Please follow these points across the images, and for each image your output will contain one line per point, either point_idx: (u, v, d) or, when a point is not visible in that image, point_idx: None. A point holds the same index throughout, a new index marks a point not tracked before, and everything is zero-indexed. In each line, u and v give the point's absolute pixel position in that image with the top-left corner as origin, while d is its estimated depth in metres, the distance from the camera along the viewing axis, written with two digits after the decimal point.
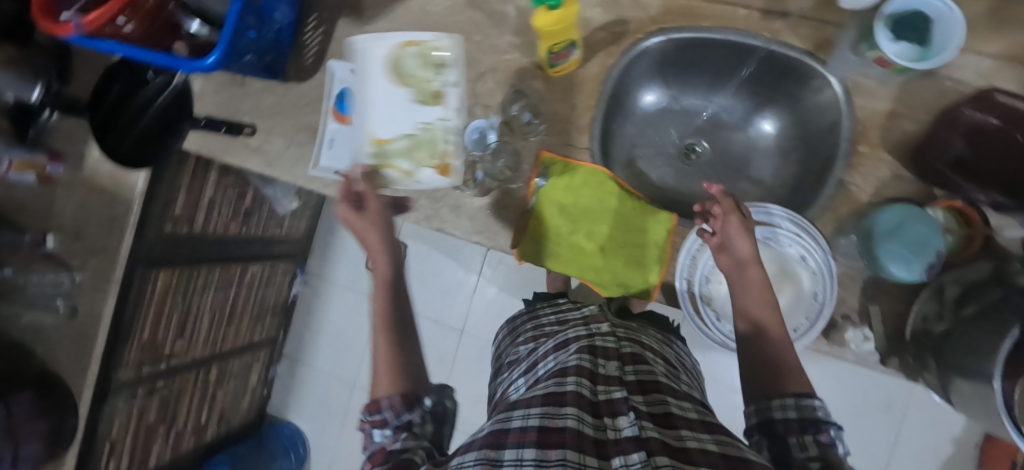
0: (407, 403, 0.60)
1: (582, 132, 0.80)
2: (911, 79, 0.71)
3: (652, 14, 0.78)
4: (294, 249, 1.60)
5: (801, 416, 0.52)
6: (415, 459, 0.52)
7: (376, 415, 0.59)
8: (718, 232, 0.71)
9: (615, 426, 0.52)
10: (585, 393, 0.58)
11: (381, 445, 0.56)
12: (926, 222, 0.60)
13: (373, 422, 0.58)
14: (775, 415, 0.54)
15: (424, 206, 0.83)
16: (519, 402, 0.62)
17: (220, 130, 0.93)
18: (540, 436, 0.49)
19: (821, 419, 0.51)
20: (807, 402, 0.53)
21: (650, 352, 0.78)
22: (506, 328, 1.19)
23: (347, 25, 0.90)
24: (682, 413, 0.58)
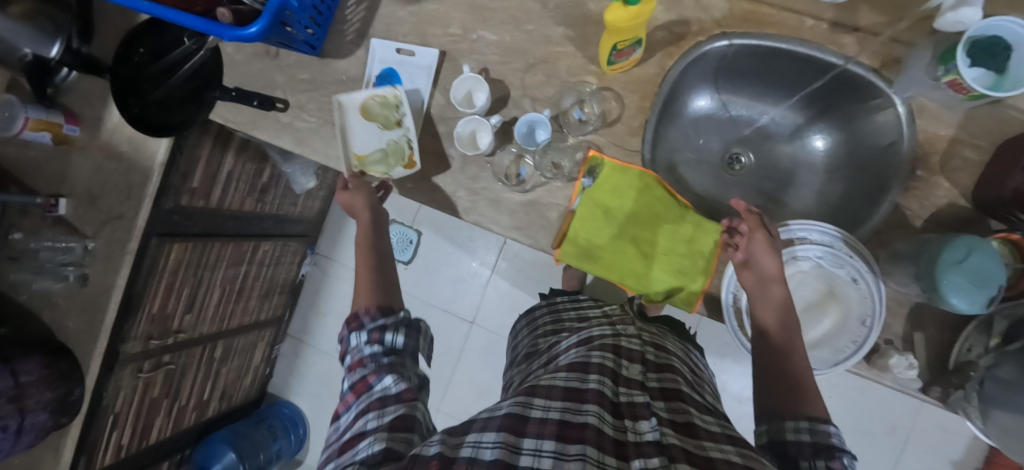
0: (384, 314, 0.69)
1: (632, 134, 0.78)
2: (977, 106, 0.69)
3: (715, 17, 0.75)
4: (306, 229, 1.57)
5: (814, 441, 0.50)
6: (415, 414, 0.55)
7: (356, 323, 0.69)
8: (742, 247, 0.71)
9: (636, 430, 0.51)
10: (607, 392, 0.55)
11: (362, 358, 0.65)
12: (989, 255, 0.59)
13: (351, 328, 0.69)
14: (788, 436, 0.53)
15: (463, 198, 0.81)
16: (540, 387, 0.58)
17: (252, 103, 0.88)
18: (560, 430, 0.47)
19: (835, 446, 0.48)
20: (822, 427, 0.51)
21: (676, 359, 0.74)
22: (521, 319, 1.16)
23: (392, 3, 0.87)
24: (705, 427, 0.54)
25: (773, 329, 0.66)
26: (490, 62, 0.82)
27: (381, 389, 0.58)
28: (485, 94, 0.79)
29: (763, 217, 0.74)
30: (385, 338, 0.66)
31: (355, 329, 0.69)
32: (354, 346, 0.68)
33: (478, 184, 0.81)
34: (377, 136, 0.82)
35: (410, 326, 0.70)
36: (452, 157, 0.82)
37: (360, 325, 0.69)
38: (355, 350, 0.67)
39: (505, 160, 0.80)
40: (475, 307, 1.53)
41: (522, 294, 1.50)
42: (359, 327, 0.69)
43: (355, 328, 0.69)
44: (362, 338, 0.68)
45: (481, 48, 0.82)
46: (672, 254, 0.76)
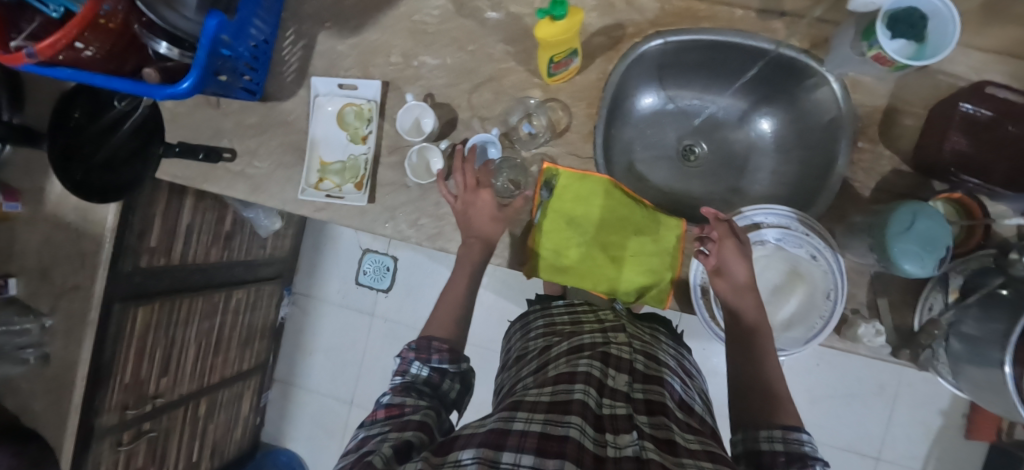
0: (452, 359, 0.67)
1: (586, 140, 0.78)
2: (906, 75, 0.73)
3: (649, 17, 0.77)
4: (281, 269, 1.54)
5: (788, 450, 0.52)
6: (428, 422, 0.56)
7: (425, 352, 0.67)
8: (713, 254, 0.70)
9: (616, 443, 0.52)
10: (590, 403, 0.57)
11: (404, 403, 0.59)
12: (932, 217, 0.61)
13: (419, 355, 0.66)
14: (762, 446, 0.54)
15: (427, 225, 0.81)
16: (524, 402, 0.60)
17: (198, 157, 0.87)
18: (540, 444, 0.49)
19: (807, 455, 0.51)
20: (793, 436, 0.53)
21: (667, 368, 0.75)
22: (517, 323, 1.13)
23: (330, 39, 0.86)
24: (685, 443, 0.54)
25: (744, 310, 0.68)
26: (436, 86, 0.82)
27: (413, 407, 0.58)
28: (432, 119, 0.79)
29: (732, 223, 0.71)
30: (441, 384, 0.65)
31: (422, 359, 0.66)
32: (410, 374, 0.65)
33: (441, 210, 0.80)
34: (343, 147, 0.84)
35: (465, 378, 0.69)
36: (410, 186, 0.81)
37: (428, 359, 0.66)
38: (405, 378, 0.64)
39: None
40: None
41: (507, 306, 1.50)
42: (425, 360, 0.66)
43: (421, 358, 0.66)
44: (421, 374, 0.65)
45: (425, 73, 0.82)
46: (640, 255, 0.77)
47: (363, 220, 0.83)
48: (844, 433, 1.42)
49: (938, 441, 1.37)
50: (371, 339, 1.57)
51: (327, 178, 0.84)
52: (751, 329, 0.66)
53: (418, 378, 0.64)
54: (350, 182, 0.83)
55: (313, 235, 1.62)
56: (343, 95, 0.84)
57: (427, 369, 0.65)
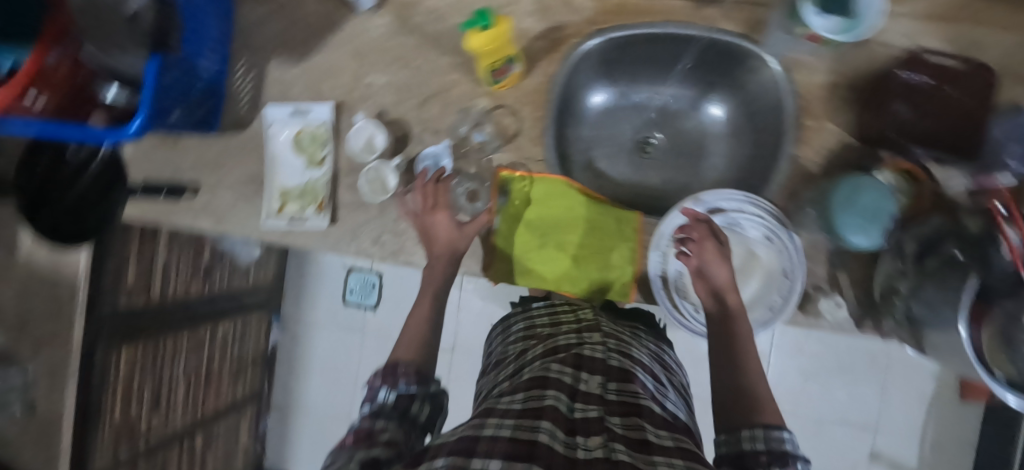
0: (420, 381, 0.63)
1: (536, 143, 0.79)
2: (843, 49, 0.74)
3: (587, 16, 0.78)
4: (266, 297, 1.55)
5: (769, 449, 0.52)
6: (397, 441, 0.52)
7: (391, 378, 0.62)
8: (694, 254, 0.71)
9: (586, 445, 0.51)
10: (561, 407, 0.57)
11: (370, 427, 0.54)
12: (875, 189, 0.61)
13: (384, 381, 0.61)
14: (745, 446, 0.54)
15: (389, 241, 0.82)
16: (496, 409, 0.59)
17: (161, 194, 0.91)
18: (509, 448, 0.47)
19: (788, 453, 0.52)
20: (775, 434, 0.53)
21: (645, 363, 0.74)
22: (496, 328, 1.14)
23: (280, 67, 0.87)
24: (659, 442, 0.53)
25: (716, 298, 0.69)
26: (386, 104, 0.83)
27: (382, 427, 0.53)
28: (383, 136, 0.80)
29: (711, 223, 0.73)
30: (409, 409, 0.59)
31: (388, 385, 0.61)
32: (378, 399, 0.59)
33: (401, 225, 0.81)
34: (300, 172, 0.85)
35: (435, 398, 0.64)
36: (369, 205, 0.82)
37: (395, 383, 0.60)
38: (372, 402, 0.59)
39: None
40: (452, 336, 1.53)
41: (494, 311, 1.51)
42: (391, 385, 0.61)
43: (387, 384, 0.61)
44: (388, 400, 0.59)
45: (374, 92, 0.84)
46: (600, 251, 0.79)
47: (327, 241, 0.84)
48: (841, 408, 1.43)
49: (935, 406, 1.38)
50: (363, 358, 1.57)
51: (288, 203, 0.85)
52: (728, 328, 0.66)
53: (385, 402, 0.59)
54: (311, 206, 0.83)
55: (296, 260, 1.62)
56: (297, 120, 0.85)
57: (394, 394, 0.60)
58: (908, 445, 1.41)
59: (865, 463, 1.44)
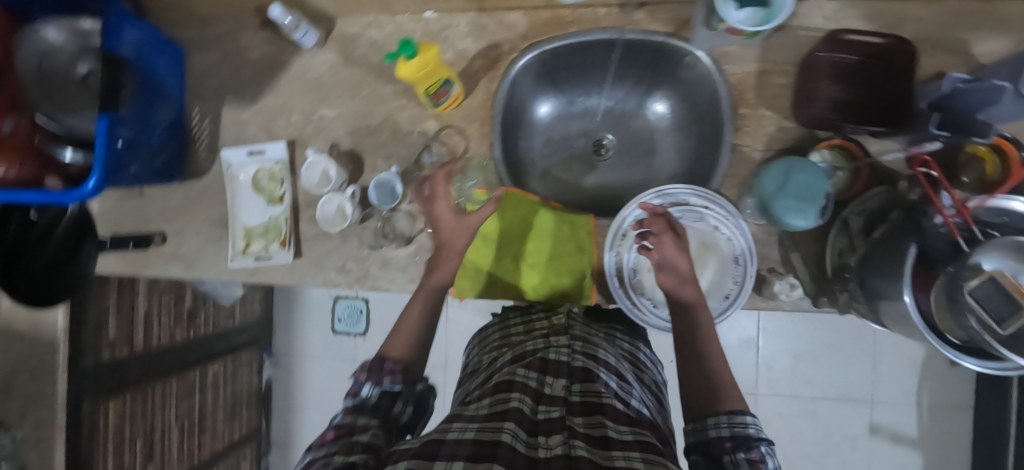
0: (405, 381, 0.64)
1: (486, 159, 0.81)
2: (768, 37, 0.76)
3: (521, 32, 0.81)
4: (255, 334, 1.54)
5: (733, 434, 0.55)
6: (375, 443, 0.54)
7: (376, 374, 0.62)
8: (654, 249, 0.71)
9: (547, 444, 0.52)
10: (526, 410, 0.57)
11: (350, 428, 0.55)
12: (807, 171, 0.63)
13: (370, 376, 0.62)
14: (711, 433, 0.57)
15: (354, 268, 0.83)
16: (463, 414, 0.59)
17: (129, 246, 0.91)
18: (472, 450, 0.48)
19: (752, 437, 0.54)
20: (739, 420, 0.56)
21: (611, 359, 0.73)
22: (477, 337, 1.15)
23: (233, 110, 0.90)
24: (619, 436, 0.53)
25: (670, 289, 0.70)
26: (338, 135, 0.86)
27: (363, 427, 0.55)
28: (336, 169, 0.81)
29: (669, 217, 0.73)
30: (393, 406, 0.61)
31: (372, 380, 0.62)
32: (361, 396, 0.61)
33: (363, 251, 0.83)
34: (262, 211, 0.86)
35: (418, 400, 0.66)
36: (330, 235, 0.84)
37: (379, 381, 0.61)
38: (356, 398, 0.60)
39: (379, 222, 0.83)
40: (442, 355, 1.54)
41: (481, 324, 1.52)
42: (376, 381, 0.62)
43: (372, 379, 0.62)
44: (371, 397, 0.60)
45: (326, 125, 0.86)
46: (555, 257, 0.82)
47: (294, 275, 0.85)
48: (835, 385, 1.43)
49: (927, 372, 1.38)
50: None
51: (253, 242, 0.86)
52: (689, 321, 0.67)
53: (368, 399, 0.60)
54: (275, 242, 0.85)
55: (284, 294, 1.59)
56: (256, 160, 0.87)
57: (378, 390, 0.61)
58: (905, 416, 1.41)
59: (865, 439, 1.43)
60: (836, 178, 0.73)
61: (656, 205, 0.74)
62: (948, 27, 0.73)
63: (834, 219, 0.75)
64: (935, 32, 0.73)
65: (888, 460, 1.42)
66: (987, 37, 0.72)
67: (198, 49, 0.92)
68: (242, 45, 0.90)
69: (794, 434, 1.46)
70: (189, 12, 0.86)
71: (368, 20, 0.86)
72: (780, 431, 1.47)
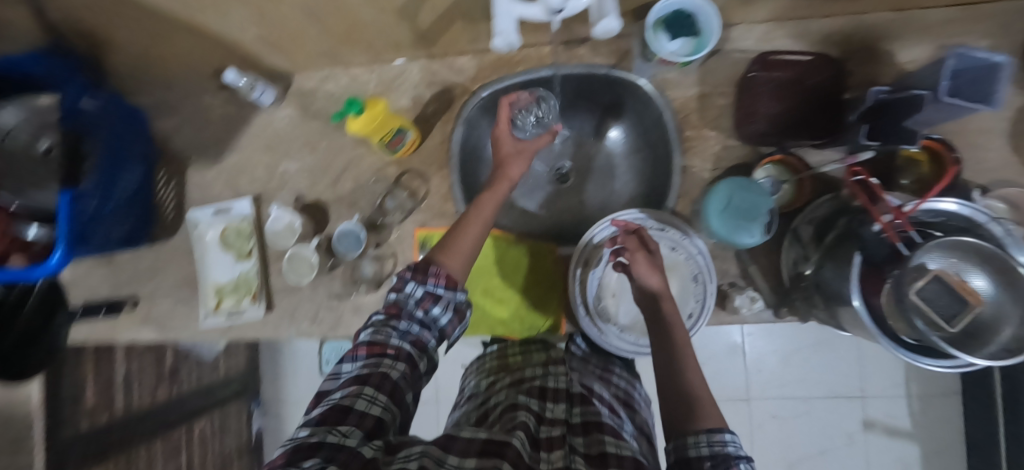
0: (448, 285, 0.62)
1: (446, 200, 0.83)
2: (704, 62, 0.80)
3: (471, 75, 0.86)
4: (243, 384, 1.49)
5: (713, 454, 0.49)
6: (402, 383, 0.53)
7: (421, 273, 0.61)
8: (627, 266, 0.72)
9: (549, 460, 0.50)
10: (530, 424, 0.55)
11: (386, 347, 0.55)
12: (749, 191, 0.65)
13: (416, 275, 0.61)
14: (691, 453, 0.51)
15: (326, 317, 0.84)
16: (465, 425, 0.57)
17: (100, 312, 0.92)
18: (483, 447, 0.48)
19: (731, 455, 0.48)
20: (718, 437, 0.50)
21: (605, 387, 0.69)
22: None
23: (199, 170, 0.93)
24: (616, 452, 0.50)
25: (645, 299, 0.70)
26: (302, 187, 0.88)
27: (397, 348, 0.56)
28: (298, 220, 0.85)
29: (642, 233, 0.73)
30: (432, 310, 0.60)
31: (417, 279, 0.61)
32: (406, 292, 0.61)
33: (334, 300, 0.84)
34: (232, 267, 0.87)
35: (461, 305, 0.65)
36: (300, 286, 0.85)
37: (424, 280, 0.60)
38: (401, 296, 0.61)
39: (349, 268, 0.84)
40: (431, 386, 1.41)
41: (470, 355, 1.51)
42: (420, 281, 0.61)
43: (417, 277, 0.61)
44: (413, 294, 0.60)
45: (289, 178, 0.89)
46: (524, 291, 0.83)
47: (268, 328, 0.86)
48: (826, 384, 1.43)
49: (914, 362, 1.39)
50: None
51: (224, 299, 0.87)
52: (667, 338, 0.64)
53: (411, 297, 0.61)
54: (246, 297, 0.86)
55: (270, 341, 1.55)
56: (222, 218, 0.88)
57: (422, 290, 0.61)
58: (897, 407, 1.40)
59: (861, 434, 1.42)
60: (781, 191, 0.77)
61: (631, 222, 0.75)
62: (870, 39, 0.77)
63: (787, 229, 0.78)
64: (858, 45, 0.78)
65: (886, 454, 1.41)
66: (906, 45, 0.77)
67: (161, 113, 0.94)
68: (203, 108, 0.93)
69: (792, 437, 1.45)
70: (149, 80, 0.89)
71: (323, 74, 0.89)
72: (778, 434, 1.45)
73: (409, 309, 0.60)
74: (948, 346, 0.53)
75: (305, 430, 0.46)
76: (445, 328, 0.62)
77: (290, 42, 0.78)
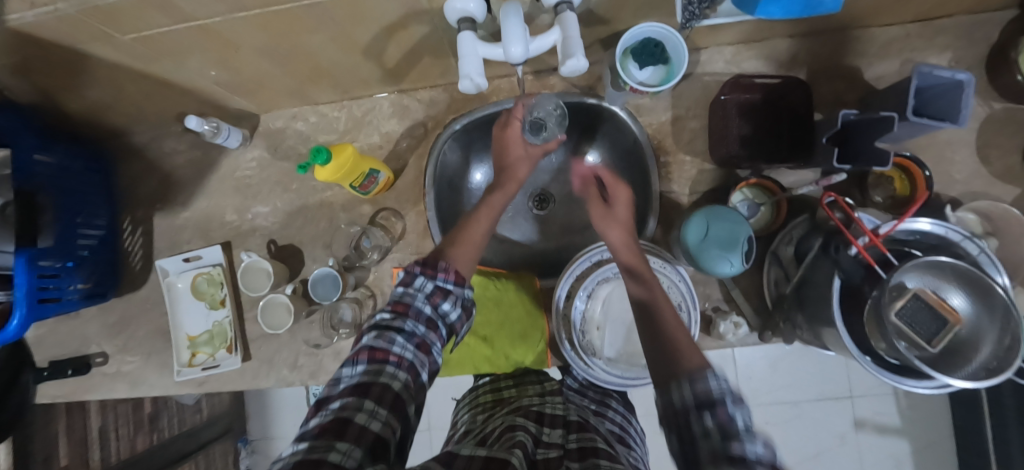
0: (458, 281, 0.59)
1: (424, 237, 0.83)
2: (675, 87, 0.80)
3: (442, 108, 0.84)
4: (227, 423, 1.41)
5: (699, 395, 0.45)
6: (405, 392, 0.49)
7: (430, 267, 0.59)
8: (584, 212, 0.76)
9: None
10: (529, 444, 0.54)
11: (390, 352, 0.50)
12: (724, 219, 0.66)
13: (426, 269, 0.58)
14: (675, 401, 0.47)
15: (306, 363, 0.81)
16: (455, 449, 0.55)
17: (66, 373, 0.87)
18: (486, 462, 0.47)
19: (716, 393, 0.44)
20: (703, 378, 0.46)
21: (600, 417, 0.66)
22: None
23: (165, 217, 0.90)
24: None
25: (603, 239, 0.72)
26: (275, 230, 0.86)
27: (401, 355, 0.51)
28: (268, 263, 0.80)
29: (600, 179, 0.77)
30: (442, 308, 0.57)
31: (427, 274, 0.58)
32: (415, 287, 0.57)
33: (312, 346, 0.81)
34: (205, 317, 0.85)
35: (467, 304, 0.61)
36: (277, 333, 0.82)
37: (434, 275, 0.58)
38: (409, 291, 0.57)
39: (328, 312, 0.82)
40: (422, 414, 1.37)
41: None
42: (430, 276, 0.58)
43: (427, 273, 0.58)
44: (424, 288, 0.57)
45: (261, 221, 0.86)
46: (508, 326, 0.80)
47: (245, 378, 0.83)
48: (818, 388, 1.42)
49: None
50: None
51: (199, 351, 0.84)
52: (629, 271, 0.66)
53: (421, 291, 0.57)
54: (222, 348, 0.83)
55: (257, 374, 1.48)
56: (193, 265, 0.85)
57: (432, 285, 0.58)
58: (885, 404, 1.39)
59: (852, 434, 1.40)
60: (758, 215, 0.77)
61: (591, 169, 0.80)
62: (837, 57, 0.78)
63: (766, 252, 0.78)
64: (824, 64, 0.78)
65: (879, 452, 1.39)
66: (872, 62, 0.78)
67: (123, 159, 0.91)
68: (167, 152, 0.90)
69: (787, 444, 1.43)
70: (108, 127, 0.86)
71: (290, 112, 0.87)
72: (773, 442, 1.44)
73: (417, 305, 0.56)
74: (927, 368, 0.54)
75: (302, 444, 0.42)
76: (453, 325, 0.58)
77: (254, 84, 0.76)
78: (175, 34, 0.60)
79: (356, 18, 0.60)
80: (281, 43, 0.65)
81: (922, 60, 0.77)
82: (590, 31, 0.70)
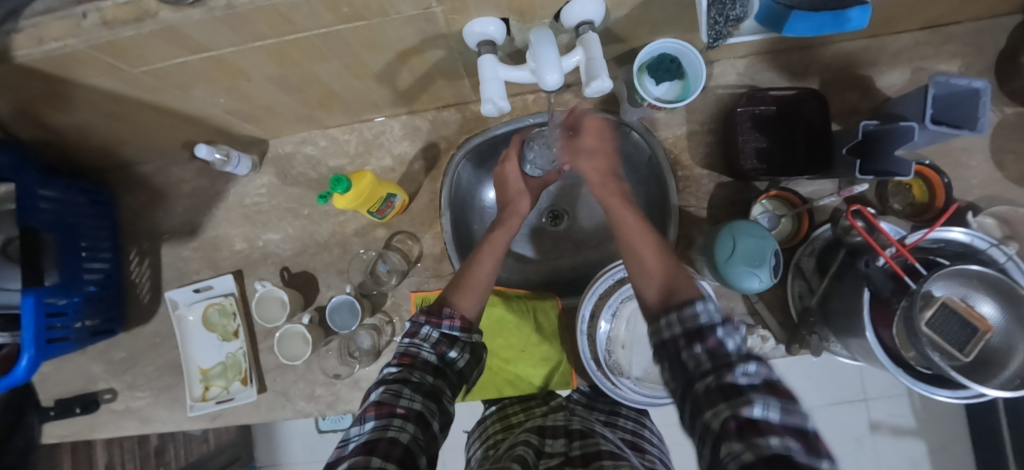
0: (464, 328, 0.62)
1: (440, 260, 0.81)
2: (689, 102, 0.79)
3: (454, 128, 0.83)
4: (235, 451, 1.36)
5: (686, 328, 0.51)
6: (413, 446, 0.49)
7: (435, 315, 0.62)
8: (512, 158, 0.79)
9: None
10: (529, 457, 0.54)
11: (394, 406, 0.52)
12: (751, 235, 0.65)
13: (431, 321, 0.61)
14: (666, 334, 0.53)
15: (323, 393, 0.79)
16: None
17: (75, 411, 0.84)
18: None
19: (704, 325, 0.50)
20: (689, 311, 0.52)
21: (604, 425, 0.65)
22: None
23: (173, 247, 0.87)
24: None
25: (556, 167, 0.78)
26: (286, 257, 0.84)
27: (407, 406, 0.52)
28: (284, 293, 0.78)
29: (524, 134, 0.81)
30: (447, 355, 0.60)
31: (432, 323, 0.61)
32: (420, 337, 0.60)
33: (330, 375, 0.79)
34: (218, 349, 0.83)
35: (475, 350, 0.64)
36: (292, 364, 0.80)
37: (440, 322, 0.61)
38: (415, 343, 0.60)
39: (343, 340, 0.81)
40: None
41: None
42: (435, 324, 0.61)
43: (433, 321, 0.61)
44: (432, 335, 0.60)
45: (272, 249, 0.84)
46: (531, 347, 0.79)
47: (260, 411, 0.81)
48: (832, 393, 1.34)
49: None
50: None
51: (212, 384, 0.82)
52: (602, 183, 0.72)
53: (428, 340, 0.60)
54: (237, 380, 0.81)
55: None
56: (205, 297, 0.83)
57: (437, 334, 0.61)
58: (899, 406, 1.30)
59: (868, 438, 1.30)
60: (779, 227, 0.77)
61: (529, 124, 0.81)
62: (849, 67, 0.78)
63: (789, 263, 0.78)
64: (837, 75, 0.78)
65: (894, 457, 1.30)
66: (884, 72, 0.78)
67: (127, 189, 0.89)
68: (174, 180, 0.88)
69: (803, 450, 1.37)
70: (111, 158, 0.84)
71: (299, 137, 0.86)
72: None
73: (423, 356, 0.58)
74: (957, 374, 0.51)
75: None
76: (463, 373, 0.61)
77: (262, 111, 0.75)
78: (186, 67, 0.59)
79: (371, 44, 0.58)
80: (294, 71, 0.63)
81: (932, 68, 0.77)
82: (607, 49, 0.70)
